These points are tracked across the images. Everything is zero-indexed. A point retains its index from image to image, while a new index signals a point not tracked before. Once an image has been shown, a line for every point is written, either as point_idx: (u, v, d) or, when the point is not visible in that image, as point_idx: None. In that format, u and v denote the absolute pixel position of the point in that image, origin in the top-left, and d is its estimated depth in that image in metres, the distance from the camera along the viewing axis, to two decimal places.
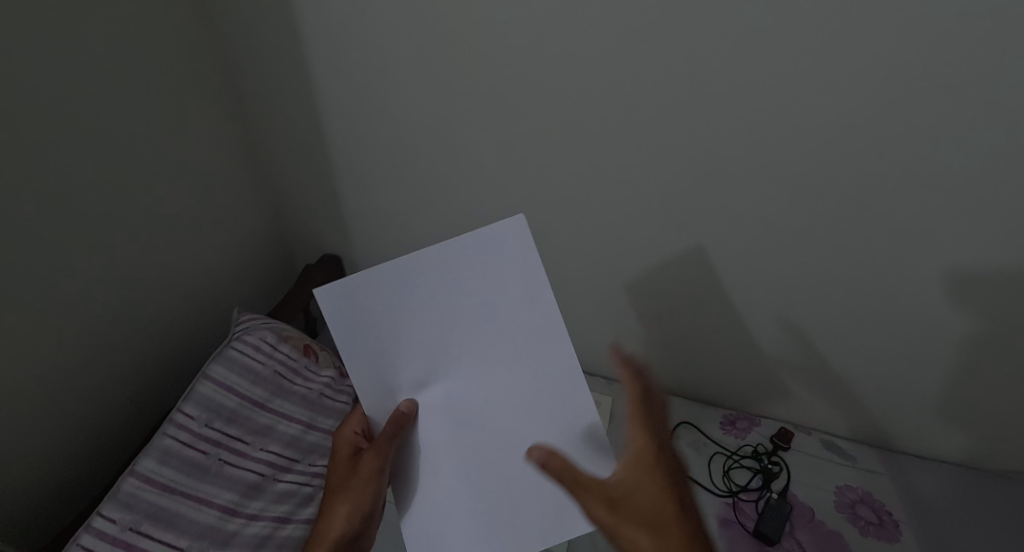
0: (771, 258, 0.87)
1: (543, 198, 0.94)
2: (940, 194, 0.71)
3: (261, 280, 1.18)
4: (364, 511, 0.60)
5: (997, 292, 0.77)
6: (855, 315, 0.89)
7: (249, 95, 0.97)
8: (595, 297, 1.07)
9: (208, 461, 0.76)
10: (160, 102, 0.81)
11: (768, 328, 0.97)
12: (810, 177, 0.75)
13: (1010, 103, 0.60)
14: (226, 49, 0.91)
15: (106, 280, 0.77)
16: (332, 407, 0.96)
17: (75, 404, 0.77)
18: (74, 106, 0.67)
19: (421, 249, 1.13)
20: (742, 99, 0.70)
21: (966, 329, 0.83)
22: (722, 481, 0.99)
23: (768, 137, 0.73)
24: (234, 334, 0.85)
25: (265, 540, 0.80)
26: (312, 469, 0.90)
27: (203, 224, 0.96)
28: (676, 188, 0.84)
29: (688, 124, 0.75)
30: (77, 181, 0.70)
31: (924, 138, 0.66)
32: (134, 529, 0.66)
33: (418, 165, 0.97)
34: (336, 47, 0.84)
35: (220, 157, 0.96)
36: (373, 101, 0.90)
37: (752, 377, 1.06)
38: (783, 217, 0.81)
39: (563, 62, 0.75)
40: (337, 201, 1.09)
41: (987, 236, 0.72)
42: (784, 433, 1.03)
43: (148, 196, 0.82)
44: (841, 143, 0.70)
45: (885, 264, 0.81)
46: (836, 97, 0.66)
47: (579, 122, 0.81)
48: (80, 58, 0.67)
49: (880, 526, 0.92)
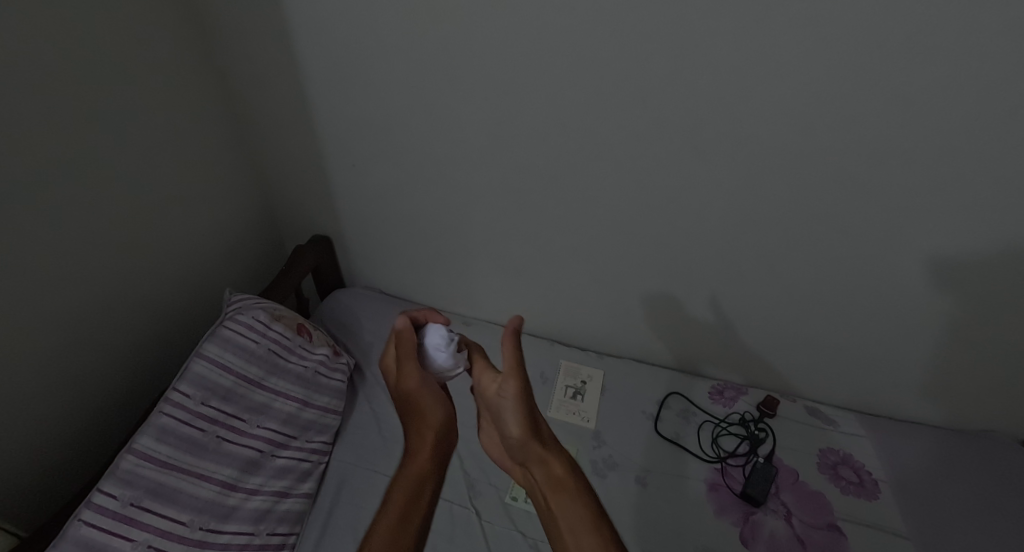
0: (754, 228, 0.88)
1: (530, 176, 0.94)
2: (929, 161, 0.72)
3: (250, 262, 1.16)
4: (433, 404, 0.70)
5: (967, 259, 0.81)
6: (833, 284, 0.92)
7: (234, 75, 0.95)
8: (585, 274, 1.07)
9: (205, 438, 0.76)
10: (148, 83, 0.80)
11: (753, 298, 0.99)
12: (793, 151, 0.77)
13: (972, 84, 0.63)
14: (211, 29, 0.89)
15: (94, 261, 0.76)
16: (328, 384, 0.97)
17: (71, 386, 0.77)
18: (62, 90, 0.66)
19: (411, 229, 1.12)
20: (724, 79, 0.72)
21: (937, 297, 0.87)
22: (711, 447, 1.02)
23: (752, 111, 0.74)
24: (226, 314, 0.85)
25: (265, 514, 0.81)
26: (310, 445, 0.91)
27: (191, 205, 0.95)
28: (665, 165, 0.84)
29: (680, 98, 0.76)
30: (63, 163, 0.68)
31: (898, 115, 0.69)
32: (135, 505, 0.67)
33: (407, 145, 0.96)
34: (323, 26, 0.83)
35: (207, 138, 0.95)
36: (360, 78, 0.88)
37: (736, 347, 1.10)
38: (767, 190, 0.82)
39: (551, 45, 0.75)
40: (326, 182, 1.08)
41: (955, 208, 0.76)
42: (770, 401, 1.06)
43: (136, 177, 0.81)
44: (821, 120, 0.72)
45: (871, 233, 0.83)
46: (815, 78, 0.68)
47: (568, 102, 0.81)
48: (60, 28, 0.64)
49: (860, 485, 0.95)
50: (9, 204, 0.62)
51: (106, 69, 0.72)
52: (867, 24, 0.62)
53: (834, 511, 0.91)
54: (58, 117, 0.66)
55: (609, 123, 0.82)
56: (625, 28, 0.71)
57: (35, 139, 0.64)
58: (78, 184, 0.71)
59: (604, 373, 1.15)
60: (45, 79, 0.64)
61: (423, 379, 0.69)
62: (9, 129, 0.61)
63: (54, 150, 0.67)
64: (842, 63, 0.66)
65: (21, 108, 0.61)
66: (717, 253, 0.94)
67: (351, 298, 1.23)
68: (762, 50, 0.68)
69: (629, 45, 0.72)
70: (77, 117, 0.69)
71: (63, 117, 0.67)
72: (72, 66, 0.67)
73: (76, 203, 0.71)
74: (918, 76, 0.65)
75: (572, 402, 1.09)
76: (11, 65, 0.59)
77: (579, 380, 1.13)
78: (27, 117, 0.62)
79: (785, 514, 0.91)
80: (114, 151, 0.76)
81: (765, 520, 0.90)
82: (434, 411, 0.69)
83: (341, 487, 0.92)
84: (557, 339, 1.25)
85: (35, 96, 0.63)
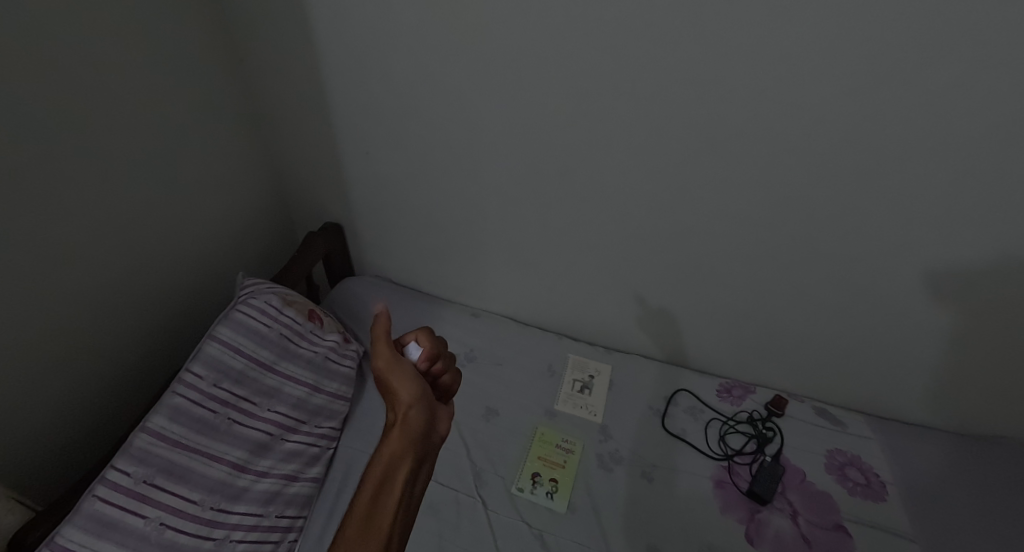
0: (768, 225, 0.87)
1: (544, 169, 0.93)
2: (952, 163, 0.71)
3: (262, 247, 1.17)
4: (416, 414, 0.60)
5: (985, 264, 0.79)
6: (846, 285, 0.91)
7: (250, 61, 0.95)
8: (595, 268, 1.07)
9: (217, 419, 0.77)
10: (165, 67, 0.80)
11: (765, 298, 0.99)
12: (811, 151, 0.76)
13: (996, 86, 0.62)
14: (228, 14, 0.89)
15: (109, 241, 0.77)
16: (337, 371, 0.98)
17: (87, 366, 0.78)
18: (80, 73, 0.67)
19: (422, 218, 1.12)
20: (741, 77, 0.71)
21: (953, 303, 0.86)
22: (718, 445, 1.01)
23: (769, 110, 0.73)
24: (238, 298, 0.86)
25: (275, 496, 0.82)
26: (319, 430, 0.92)
27: (206, 189, 0.95)
28: (680, 162, 0.84)
29: (698, 93, 0.75)
30: (72, 140, 0.67)
31: (920, 116, 0.68)
32: (147, 482, 0.67)
33: (421, 133, 0.96)
34: (339, 13, 0.83)
35: (224, 123, 0.95)
36: (376, 63, 0.87)
37: (746, 347, 1.09)
38: (783, 188, 0.82)
39: (568, 37, 0.75)
40: (339, 169, 1.08)
41: (974, 213, 0.74)
42: (778, 401, 1.06)
43: (152, 160, 0.81)
44: (840, 120, 0.71)
45: (887, 235, 0.82)
46: (835, 78, 0.67)
47: (583, 95, 0.80)
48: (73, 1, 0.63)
49: (867, 487, 0.95)
50: (19, 181, 0.62)
51: (123, 52, 0.72)
52: (899, 18, 0.60)
53: (840, 511, 0.91)
54: (76, 98, 0.67)
55: (624, 117, 0.81)
56: (644, 20, 0.70)
57: (53, 121, 0.64)
58: (89, 163, 0.71)
59: (612, 368, 1.14)
60: (59, 59, 0.63)
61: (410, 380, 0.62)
62: (20, 103, 0.60)
63: (63, 126, 0.66)
64: (862, 63, 0.65)
65: (31, 83, 0.61)
66: (730, 250, 0.93)
67: (360, 286, 1.24)
68: (786, 46, 0.67)
69: (648, 39, 0.71)
70: (95, 98, 0.69)
71: (74, 93, 0.66)
72: (90, 48, 0.67)
73: (93, 186, 0.72)
74: (942, 78, 0.63)
75: (580, 396, 1.09)
76: (23, 43, 0.59)
77: (587, 374, 1.12)
78: (37, 91, 0.62)
79: (791, 514, 0.91)
80: (131, 134, 0.76)
81: (771, 519, 0.90)
82: (404, 417, 0.60)
83: (349, 472, 0.93)
84: (565, 333, 1.25)
85: (45, 70, 0.62)
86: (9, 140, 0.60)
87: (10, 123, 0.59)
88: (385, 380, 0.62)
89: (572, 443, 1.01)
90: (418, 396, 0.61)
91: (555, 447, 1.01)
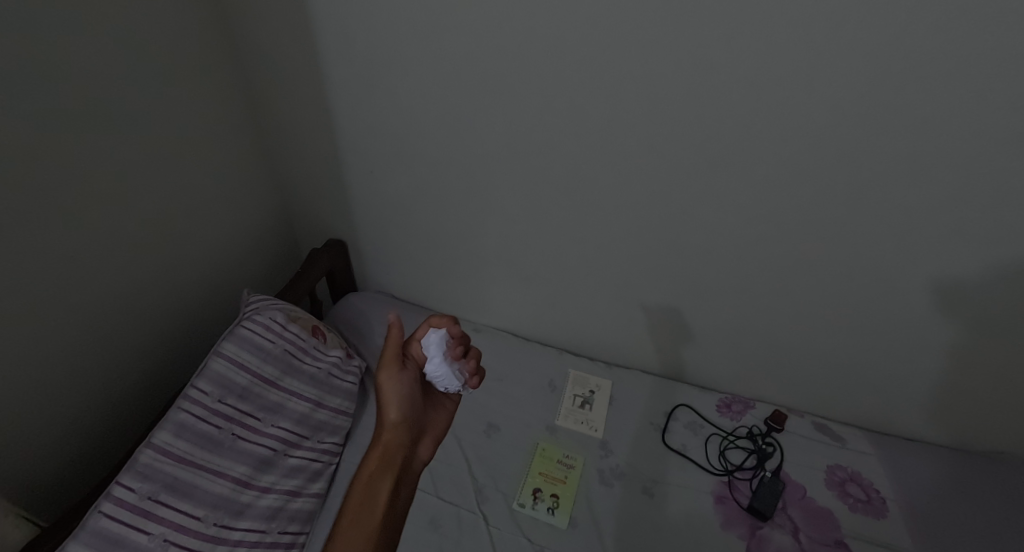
0: (765, 241, 0.89)
1: (544, 186, 0.95)
2: (940, 180, 0.73)
3: (266, 263, 1.18)
4: (404, 431, 0.72)
5: (977, 278, 0.81)
6: (843, 300, 0.92)
7: (258, 82, 0.98)
8: (595, 284, 1.08)
9: (222, 434, 0.78)
10: (173, 87, 0.83)
11: (763, 313, 1.00)
12: (804, 169, 0.78)
13: (979, 107, 0.65)
14: (238, 38, 0.92)
15: (116, 258, 0.78)
16: (340, 387, 0.98)
17: (92, 380, 0.79)
18: (90, 95, 0.69)
19: (424, 234, 1.14)
20: (733, 98, 0.74)
21: (948, 316, 0.87)
22: (719, 460, 1.02)
23: (762, 130, 0.76)
24: (243, 314, 0.87)
25: (277, 512, 0.82)
26: (321, 445, 0.92)
27: (211, 206, 0.97)
28: (676, 180, 0.86)
29: (692, 114, 0.77)
30: (81, 160, 0.70)
31: (907, 136, 0.70)
32: (152, 498, 0.68)
33: (423, 152, 0.98)
34: (346, 38, 0.86)
35: (230, 141, 0.98)
36: (381, 85, 0.90)
37: (745, 361, 1.10)
38: (778, 206, 0.83)
39: (567, 60, 0.78)
40: (343, 186, 1.10)
41: (964, 228, 0.76)
42: (778, 415, 1.06)
43: (159, 178, 0.83)
44: (830, 140, 0.73)
45: (881, 251, 0.83)
46: (823, 100, 0.70)
47: (582, 115, 0.83)
48: (87, 27, 0.66)
49: (868, 503, 0.95)
50: (28, 199, 0.64)
51: (132, 75, 0.75)
52: (887, 38, 0.62)
53: (841, 528, 0.91)
54: (86, 119, 0.69)
55: (622, 137, 0.83)
56: (639, 45, 0.73)
57: (64, 142, 0.67)
58: (97, 181, 0.73)
59: (612, 383, 1.15)
60: (70, 82, 0.66)
61: (400, 402, 0.72)
62: (32, 125, 0.62)
63: (73, 146, 0.68)
64: (849, 86, 0.68)
65: (42, 102, 0.63)
66: (728, 266, 0.95)
67: (362, 302, 1.25)
68: (776, 70, 0.69)
69: (643, 63, 0.74)
70: (103, 119, 0.71)
71: (84, 116, 0.68)
72: (100, 70, 0.69)
73: (100, 202, 0.74)
74: (926, 100, 0.66)
75: (580, 411, 1.10)
76: (36, 66, 0.61)
77: (588, 389, 1.13)
78: (49, 111, 0.64)
79: (792, 530, 0.91)
80: (138, 153, 0.78)
81: (772, 535, 0.90)
82: (392, 434, 0.72)
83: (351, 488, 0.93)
84: (565, 348, 1.26)
85: (57, 91, 0.64)
86: (19, 161, 0.61)
87: (21, 144, 0.61)
88: (381, 396, 0.72)
89: (573, 459, 1.02)
90: (403, 419, 0.72)
91: (556, 463, 1.01)
